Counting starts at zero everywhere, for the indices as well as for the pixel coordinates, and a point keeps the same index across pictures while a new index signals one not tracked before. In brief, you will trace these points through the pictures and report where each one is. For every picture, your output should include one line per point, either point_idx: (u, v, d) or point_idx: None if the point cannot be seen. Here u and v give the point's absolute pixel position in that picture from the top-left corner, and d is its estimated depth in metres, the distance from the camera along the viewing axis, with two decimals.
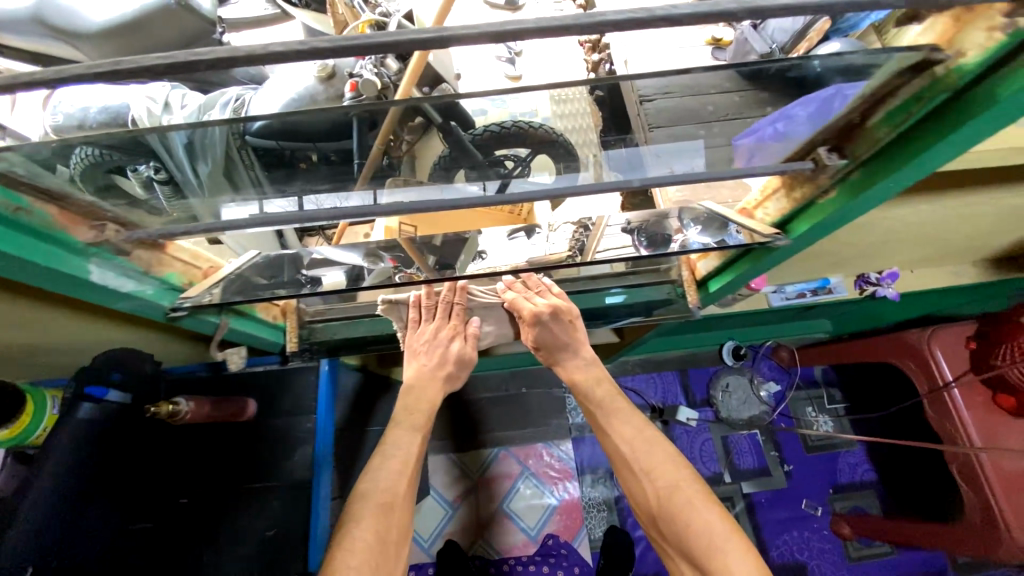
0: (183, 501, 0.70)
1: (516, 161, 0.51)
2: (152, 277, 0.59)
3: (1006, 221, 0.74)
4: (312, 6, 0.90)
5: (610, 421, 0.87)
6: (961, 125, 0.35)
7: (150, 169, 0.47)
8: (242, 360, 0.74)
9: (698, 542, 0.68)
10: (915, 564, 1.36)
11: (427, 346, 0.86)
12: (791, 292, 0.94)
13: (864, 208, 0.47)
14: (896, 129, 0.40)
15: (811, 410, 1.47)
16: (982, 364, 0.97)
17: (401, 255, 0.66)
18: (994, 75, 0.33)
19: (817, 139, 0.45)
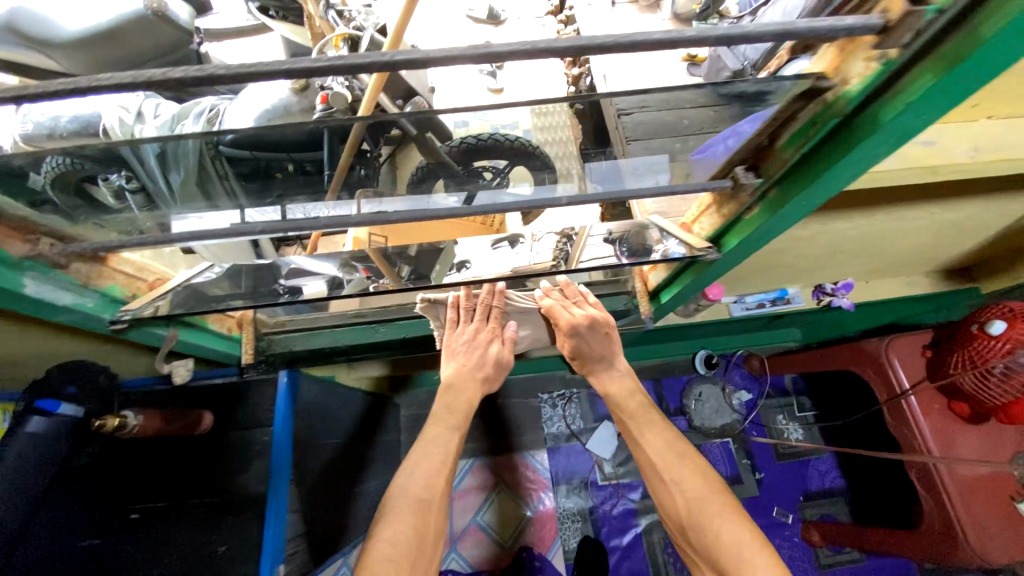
0: (134, 517, 0.66)
1: (495, 172, 0.56)
2: (91, 290, 0.59)
3: (949, 236, 0.77)
4: (289, 19, 0.90)
5: (639, 429, 0.83)
6: (854, 145, 0.36)
7: (122, 179, 0.49)
8: (188, 372, 0.75)
9: (725, 553, 0.65)
10: (883, 570, 1.38)
11: (467, 347, 0.82)
12: (752, 303, 0.97)
13: (783, 224, 0.49)
14: (799, 151, 0.42)
15: (781, 418, 1.50)
16: (937, 372, 1.00)
17: (373, 265, 0.69)
18: (875, 102, 0.34)
19: (734, 159, 0.48)
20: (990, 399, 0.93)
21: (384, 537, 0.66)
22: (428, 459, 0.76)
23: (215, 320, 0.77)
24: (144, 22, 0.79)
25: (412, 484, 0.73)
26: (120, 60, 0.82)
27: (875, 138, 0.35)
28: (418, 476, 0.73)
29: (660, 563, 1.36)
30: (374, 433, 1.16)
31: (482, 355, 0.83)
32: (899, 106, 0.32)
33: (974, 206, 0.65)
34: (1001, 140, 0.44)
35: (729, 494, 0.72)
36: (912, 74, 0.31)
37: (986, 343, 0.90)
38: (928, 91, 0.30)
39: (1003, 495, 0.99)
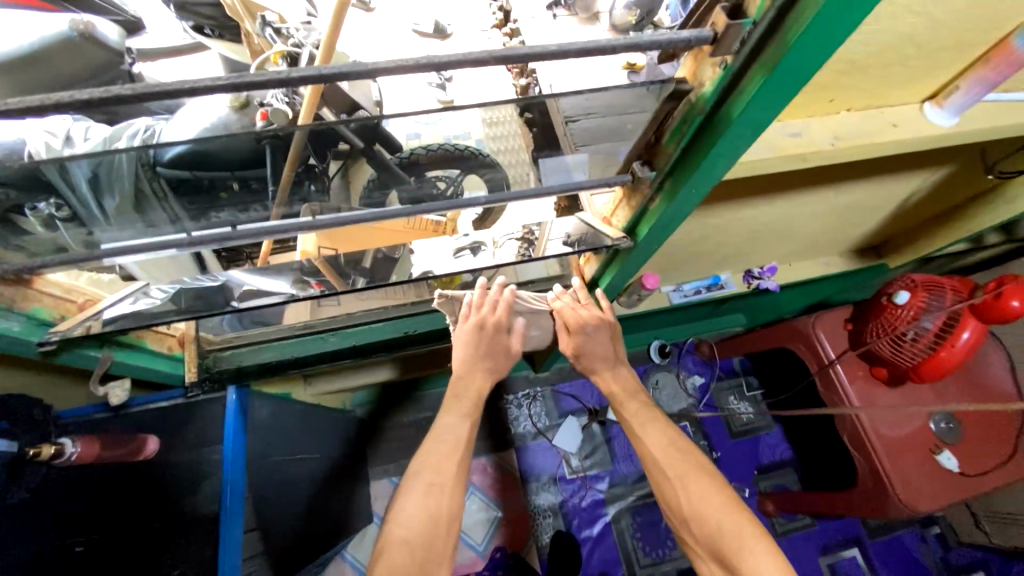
0: (77, 549, 0.62)
1: (448, 182, 0.59)
2: (16, 312, 0.62)
3: (847, 218, 0.87)
4: (226, 36, 0.91)
5: (641, 425, 0.79)
6: (718, 140, 0.42)
7: (51, 207, 0.52)
8: (125, 393, 0.72)
9: (728, 542, 0.65)
10: (834, 532, 1.48)
11: (476, 339, 0.75)
12: (689, 291, 1.04)
13: (681, 211, 0.54)
14: (679, 146, 0.48)
15: (733, 399, 1.60)
16: (858, 342, 1.11)
17: (324, 279, 0.73)
18: (727, 99, 0.40)
19: (631, 155, 0.55)
20: (903, 361, 1.03)
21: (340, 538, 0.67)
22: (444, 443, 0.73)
23: (154, 339, 0.79)
24: (68, 44, 0.80)
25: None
26: (48, 86, 0.83)
27: (731, 132, 0.40)
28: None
29: (630, 549, 1.40)
30: (337, 448, 1.15)
31: (499, 343, 0.77)
32: (741, 105, 0.38)
33: (861, 188, 0.74)
34: (858, 129, 0.51)
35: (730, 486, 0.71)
36: (748, 78, 0.37)
37: (895, 312, 1.01)
38: (759, 92, 0.36)
39: (924, 448, 1.09)
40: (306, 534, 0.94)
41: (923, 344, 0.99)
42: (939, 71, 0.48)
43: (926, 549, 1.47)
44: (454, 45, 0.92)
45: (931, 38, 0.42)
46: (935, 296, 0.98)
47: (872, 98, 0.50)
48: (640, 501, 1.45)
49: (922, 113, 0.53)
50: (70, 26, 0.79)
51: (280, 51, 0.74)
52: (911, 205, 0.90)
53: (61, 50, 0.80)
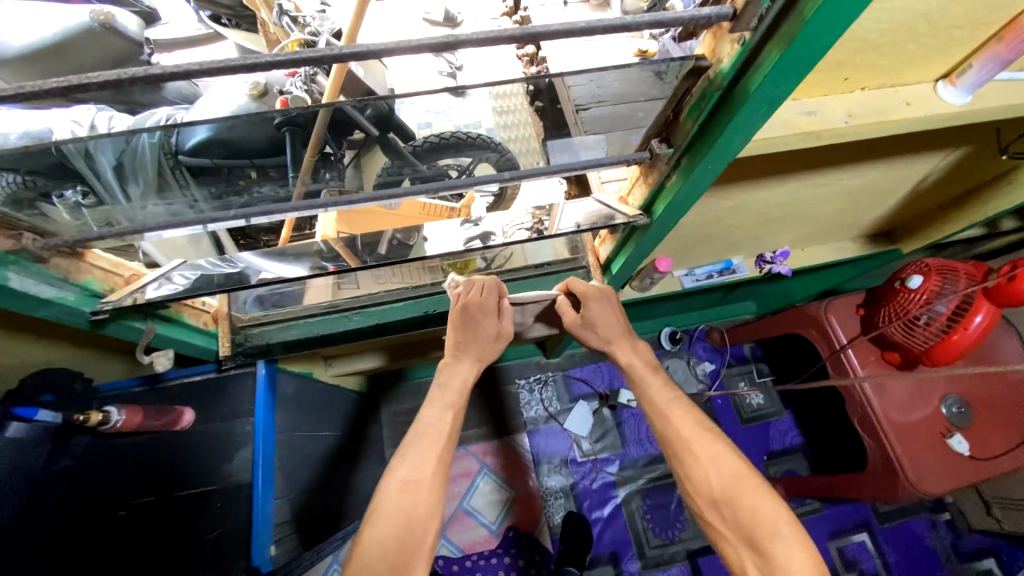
0: (121, 513, 0.68)
1: (460, 170, 0.61)
2: (72, 283, 0.64)
3: (860, 200, 0.87)
4: (242, 26, 0.93)
5: (669, 405, 0.76)
6: (735, 116, 0.43)
7: (77, 195, 0.55)
8: (169, 361, 0.76)
9: (762, 529, 0.63)
10: (843, 517, 1.50)
11: (463, 320, 0.80)
12: (701, 275, 1.05)
13: (700, 185, 0.55)
14: (697, 122, 0.49)
15: (743, 384, 1.61)
16: (869, 326, 1.11)
17: (343, 263, 0.77)
18: (744, 76, 0.42)
19: (649, 134, 0.56)
20: (916, 345, 1.03)
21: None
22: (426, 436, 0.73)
23: (190, 313, 0.81)
24: (90, 35, 0.80)
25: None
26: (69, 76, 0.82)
27: (749, 107, 0.42)
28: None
29: (640, 530, 1.43)
30: (352, 428, 1.18)
31: (485, 329, 0.80)
32: (758, 80, 0.39)
33: (873, 170, 0.74)
34: (871, 108, 0.52)
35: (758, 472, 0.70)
36: (764, 53, 0.39)
37: (908, 296, 1.02)
38: (775, 66, 0.37)
39: (936, 432, 1.10)
40: (324, 510, 0.98)
41: (936, 327, 1.00)
42: (953, 49, 0.48)
43: (936, 534, 1.48)
44: (465, 33, 0.95)
45: (944, 15, 0.43)
46: (948, 280, 0.99)
47: (886, 76, 0.51)
48: (650, 484, 1.48)
49: (935, 92, 0.54)
50: (92, 17, 0.79)
51: (298, 39, 0.76)
52: (925, 188, 0.90)
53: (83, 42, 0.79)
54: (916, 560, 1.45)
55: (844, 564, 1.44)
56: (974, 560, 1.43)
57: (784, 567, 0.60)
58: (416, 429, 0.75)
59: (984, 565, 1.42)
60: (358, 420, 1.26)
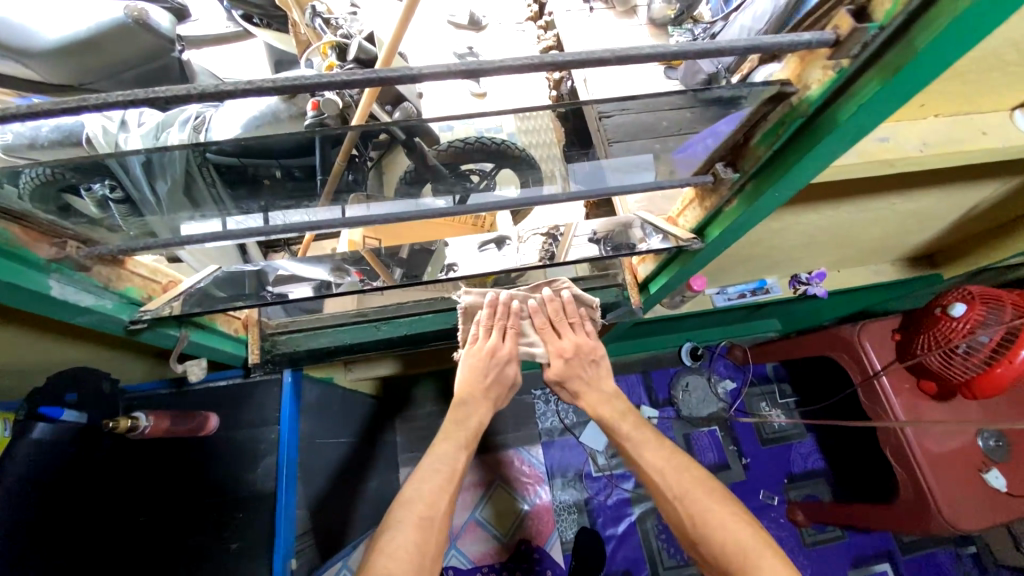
0: (141, 520, 0.68)
1: (481, 175, 0.60)
2: (111, 291, 0.63)
3: (908, 225, 0.84)
4: (273, 26, 0.92)
5: (638, 451, 0.80)
6: (818, 143, 0.41)
7: (105, 188, 0.53)
8: (202, 371, 0.76)
9: (737, 565, 0.65)
10: (865, 546, 1.45)
11: (486, 367, 0.82)
12: (733, 293, 1.03)
13: (763, 213, 0.53)
14: (770, 147, 0.47)
15: (764, 405, 1.57)
16: (906, 353, 1.08)
17: (366, 268, 0.76)
18: (834, 103, 0.39)
19: (715, 156, 0.54)
20: (954, 375, 1.00)
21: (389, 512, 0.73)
22: (438, 474, 0.75)
23: (223, 321, 0.80)
24: (124, 30, 0.78)
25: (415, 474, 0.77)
26: (101, 70, 0.82)
27: (833, 134, 0.39)
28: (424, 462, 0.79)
29: (655, 550, 1.40)
30: (369, 434, 1.17)
31: (489, 377, 0.83)
32: (848, 110, 0.37)
33: (925, 198, 0.72)
34: (949, 137, 0.49)
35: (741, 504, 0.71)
36: (861, 80, 0.36)
37: (949, 324, 0.98)
38: (873, 96, 0.35)
39: (971, 465, 1.06)
40: (340, 518, 0.96)
41: (978, 358, 0.95)
42: None
43: (960, 566, 1.43)
44: (489, 35, 0.98)
45: None
46: (994, 310, 0.94)
47: (964, 103, 0.49)
48: None
49: (1012, 121, 0.51)
50: (126, 13, 0.77)
51: (330, 41, 0.76)
52: (976, 215, 0.87)
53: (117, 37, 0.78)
54: None
55: None
56: None
57: None
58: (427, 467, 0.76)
59: None
60: (375, 425, 1.25)
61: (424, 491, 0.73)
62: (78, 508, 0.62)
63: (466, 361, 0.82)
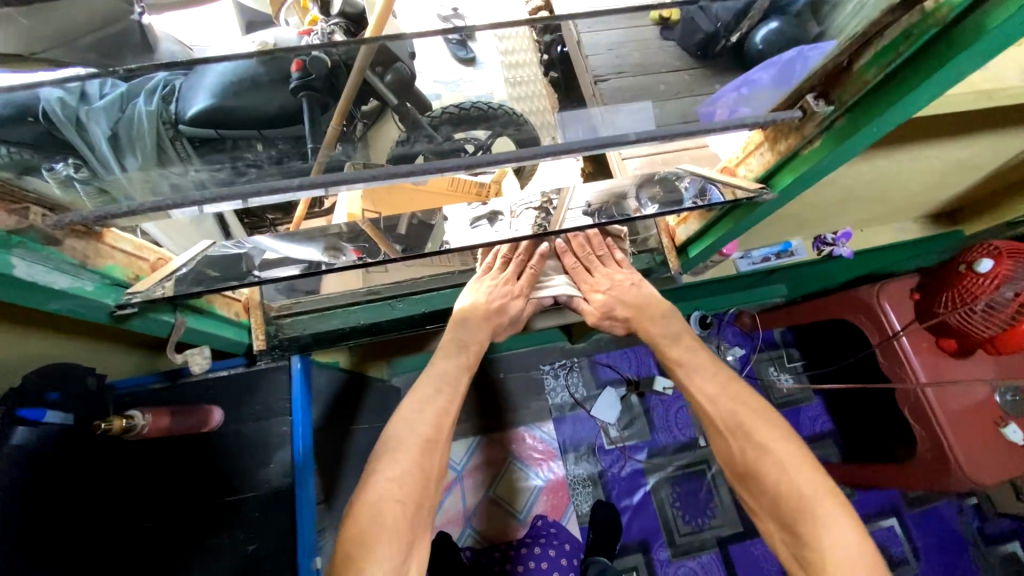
0: (148, 525, 0.62)
1: (476, 146, 0.56)
2: (89, 270, 0.55)
3: (946, 177, 0.80)
4: None
5: (690, 378, 0.82)
6: (952, 58, 0.40)
7: (69, 168, 0.49)
8: (205, 361, 0.70)
9: (792, 503, 0.65)
10: (873, 504, 1.48)
11: (498, 294, 0.85)
12: (757, 257, 1.02)
13: (848, 154, 0.53)
14: (883, 71, 0.45)
15: (773, 369, 1.57)
16: (926, 313, 1.04)
17: (365, 245, 0.70)
18: (980, 7, 0.38)
19: (804, 87, 0.52)
20: (976, 332, 0.97)
21: (420, 492, 0.69)
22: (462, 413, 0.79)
23: (222, 304, 0.75)
24: None
25: (417, 425, 0.74)
26: None
27: (975, 46, 0.39)
28: (421, 424, 0.74)
29: (670, 517, 1.40)
30: (379, 419, 1.12)
31: (489, 322, 0.85)
32: (1007, 12, 0.36)
33: (974, 143, 0.67)
34: None
35: (801, 443, 0.70)
36: None
37: (975, 280, 0.94)
38: None
39: (986, 419, 1.04)
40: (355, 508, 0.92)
41: (1001, 317, 0.93)
42: None
43: (963, 518, 1.45)
44: None
45: None
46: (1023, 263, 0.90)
47: None
48: (679, 471, 1.44)
49: None
50: None
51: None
52: (1013, 165, 0.83)
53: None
54: (942, 544, 1.43)
55: None
56: (999, 543, 1.42)
57: (814, 541, 0.62)
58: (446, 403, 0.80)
59: (1008, 549, 1.41)
60: (386, 410, 1.20)
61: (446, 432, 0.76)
62: (69, 515, 0.55)
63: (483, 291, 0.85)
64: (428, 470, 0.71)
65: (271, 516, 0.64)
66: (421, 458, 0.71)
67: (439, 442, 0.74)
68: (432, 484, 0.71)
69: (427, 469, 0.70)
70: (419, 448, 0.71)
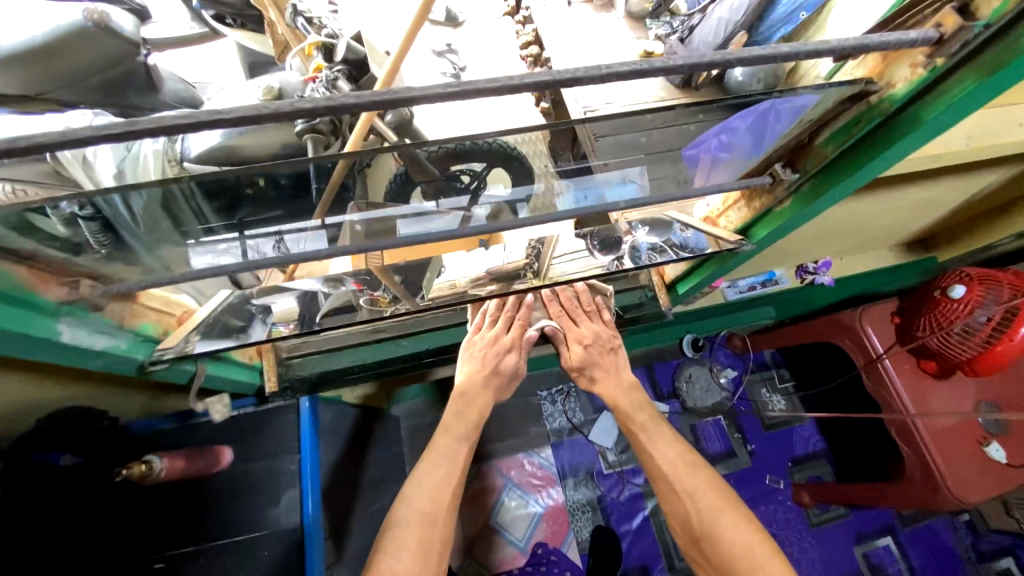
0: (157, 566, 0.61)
1: (472, 175, 0.66)
2: (126, 330, 0.65)
3: (917, 212, 0.86)
4: (248, 26, 1.04)
5: (649, 442, 0.86)
6: (902, 138, 0.46)
7: (73, 207, 0.50)
8: (226, 409, 0.74)
9: (745, 566, 0.69)
10: (869, 523, 1.49)
11: (490, 352, 0.91)
12: (744, 286, 1.07)
13: (816, 212, 0.59)
14: (840, 148, 0.52)
15: (765, 391, 1.60)
16: (906, 337, 1.09)
17: (367, 278, 0.74)
18: (919, 101, 0.43)
19: (773, 156, 0.60)
20: (954, 354, 1.00)
21: None
22: None
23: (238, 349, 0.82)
24: (84, 34, 0.71)
25: (416, 500, 0.77)
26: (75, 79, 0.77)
27: (916, 134, 0.44)
28: (420, 501, 0.76)
29: (668, 541, 1.41)
30: (380, 449, 1.13)
31: (488, 366, 0.90)
32: (941, 107, 0.42)
33: (937, 185, 0.74)
34: None
35: (748, 511, 0.76)
36: (955, 78, 0.41)
37: (949, 306, 0.99)
38: (971, 92, 0.40)
39: (970, 439, 1.07)
40: (358, 541, 0.92)
41: (977, 340, 0.97)
42: None
43: (956, 535, 1.47)
44: (466, 31, 1.10)
45: None
46: (991, 289, 0.95)
47: None
48: None
49: None
50: (86, 16, 0.71)
51: (315, 43, 0.87)
52: (979, 199, 0.89)
53: (76, 41, 0.71)
54: (939, 563, 1.44)
55: (870, 569, 1.43)
56: (993, 559, 1.43)
57: None
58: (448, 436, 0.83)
59: (1002, 565, 1.43)
60: (387, 440, 1.21)
61: None
62: (71, 550, 0.57)
63: (471, 347, 0.92)
64: None
65: (281, 554, 0.66)
66: (419, 531, 0.74)
67: (439, 515, 0.77)
68: (435, 552, 0.74)
69: None
70: None
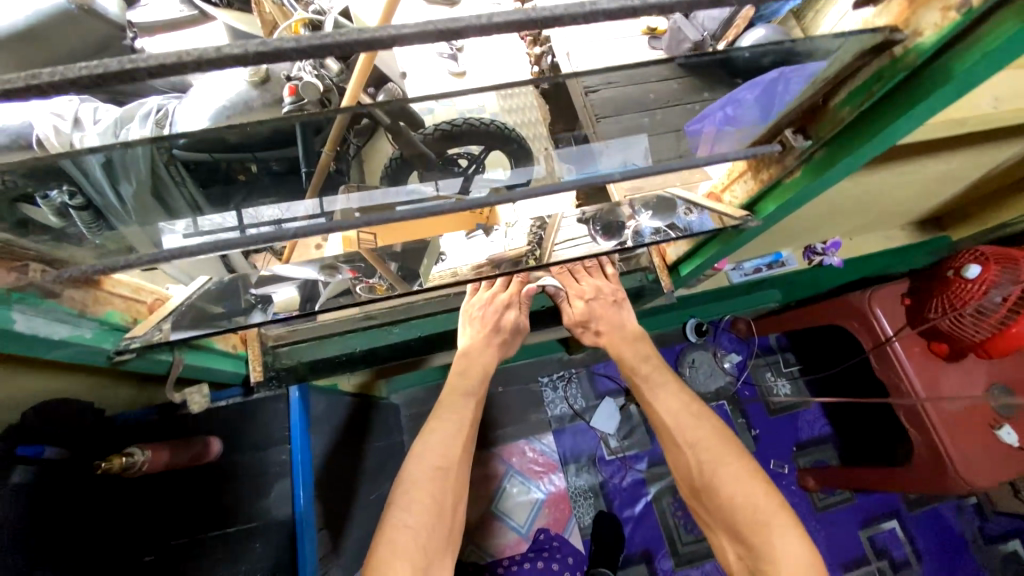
0: (147, 559, 0.61)
1: (471, 159, 0.60)
2: (89, 318, 0.63)
3: (930, 187, 0.82)
4: (235, 6, 0.99)
5: (652, 390, 0.86)
6: (925, 97, 0.42)
7: (64, 195, 0.49)
8: (205, 400, 0.72)
9: (744, 516, 0.68)
10: (875, 506, 1.48)
11: (488, 311, 0.89)
12: (749, 268, 1.05)
13: (828, 184, 0.56)
14: (857, 109, 0.49)
15: (769, 374, 1.58)
16: (917, 318, 1.05)
17: (362, 265, 0.72)
18: (946, 52, 0.40)
19: (784, 121, 0.56)
20: (966, 335, 0.97)
21: (417, 517, 0.70)
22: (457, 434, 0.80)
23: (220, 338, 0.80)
24: (65, 17, 0.76)
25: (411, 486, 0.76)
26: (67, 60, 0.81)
27: (942, 90, 0.41)
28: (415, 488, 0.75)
29: (671, 526, 1.40)
30: (380, 438, 1.12)
31: (487, 322, 0.89)
32: (970, 61, 0.39)
33: (951, 159, 0.70)
34: None
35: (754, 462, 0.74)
36: (989, 24, 0.37)
37: (963, 286, 0.95)
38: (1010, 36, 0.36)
39: (980, 422, 1.05)
40: (356, 531, 0.91)
41: (992, 320, 0.93)
42: None
43: (964, 519, 1.45)
44: (462, 10, 1.02)
45: None
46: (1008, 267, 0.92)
47: None
48: None
49: None
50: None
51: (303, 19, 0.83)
52: (995, 174, 0.85)
53: (58, 23, 0.76)
54: (945, 546, 1.43)
55: (874, 552, 1.42)
56: (1000, 542, 1.42)
57: (768, 556, 0.64)
58: (445, 425, 0.81)
59: (1009, 547, 1.41)
60: (387, 429, 1.20)
61: (444, 455, 0.77)
62: (68, 536, 0.56)
63: (471, 313, 0.90)
64: (440, 495, 0.73)
65: (272, 544, 0.65)
66: (436, 484, 0.74)
67: (449, 471, 0.77)
68: (451, 505, 0.74)
69: (444, 493, 0.73)
70: (428, 496, 0.72)
